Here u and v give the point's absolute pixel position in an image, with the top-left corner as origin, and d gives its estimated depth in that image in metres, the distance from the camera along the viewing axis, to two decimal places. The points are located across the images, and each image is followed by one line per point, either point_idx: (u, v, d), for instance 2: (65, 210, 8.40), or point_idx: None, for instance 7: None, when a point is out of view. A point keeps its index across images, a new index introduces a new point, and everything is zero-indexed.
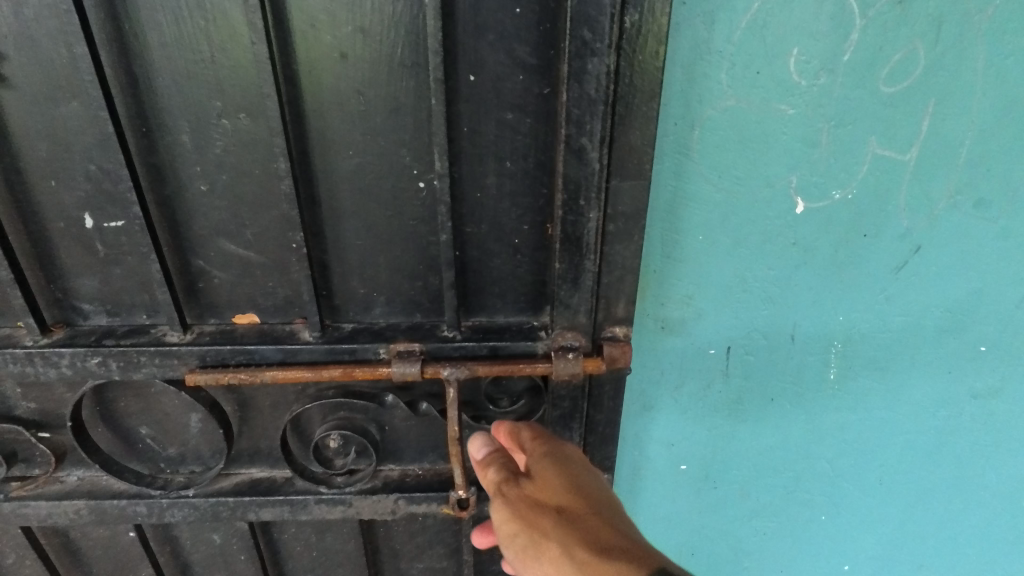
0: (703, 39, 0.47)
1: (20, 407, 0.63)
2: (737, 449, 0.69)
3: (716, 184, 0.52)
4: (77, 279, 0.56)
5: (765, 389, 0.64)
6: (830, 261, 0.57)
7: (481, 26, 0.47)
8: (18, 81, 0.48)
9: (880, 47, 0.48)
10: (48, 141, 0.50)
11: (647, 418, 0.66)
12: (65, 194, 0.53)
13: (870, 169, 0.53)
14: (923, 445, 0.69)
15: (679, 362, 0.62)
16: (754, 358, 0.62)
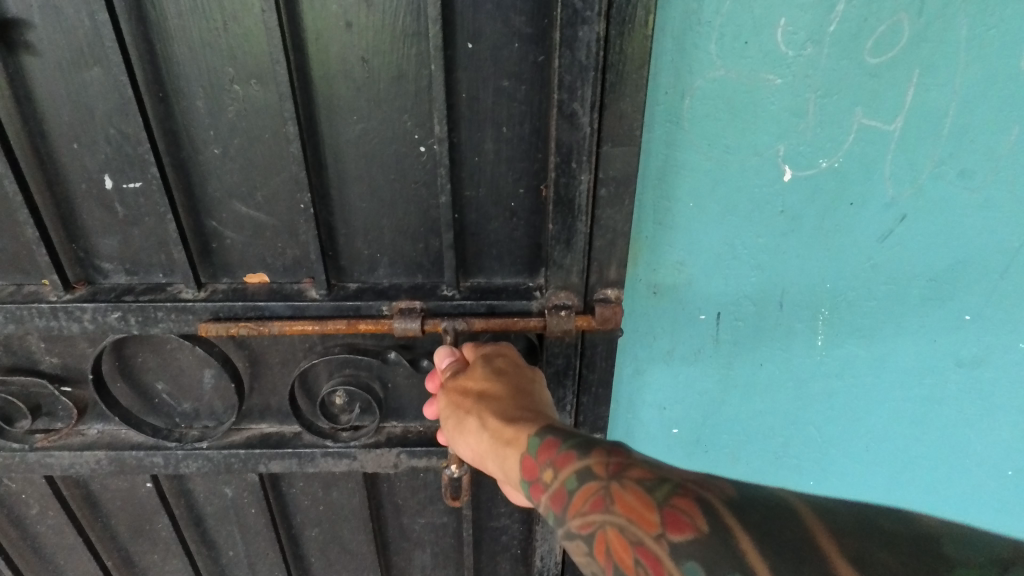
0: (691, 9, 0.48)
1: (44, 362, 0.67)
2: (727, 414, 0.69)
3: (705, 152, 0.53)
4: (99, 238, 0.60)
5: (754, 355, 0.65)
6: (817, 228, 0.57)
7: None
8: (44, 48, 0.51)
9: (865, 18, 0.49)
10: (72, 105, 0.53)
11: (638, 383, 0.67)
12: (87, 157, 0.56)
13: (856, 140, 0.54)
14: (910, 412, 0.69)
15: (671, 326, 0.63)
16: (744, 324, 0.63)
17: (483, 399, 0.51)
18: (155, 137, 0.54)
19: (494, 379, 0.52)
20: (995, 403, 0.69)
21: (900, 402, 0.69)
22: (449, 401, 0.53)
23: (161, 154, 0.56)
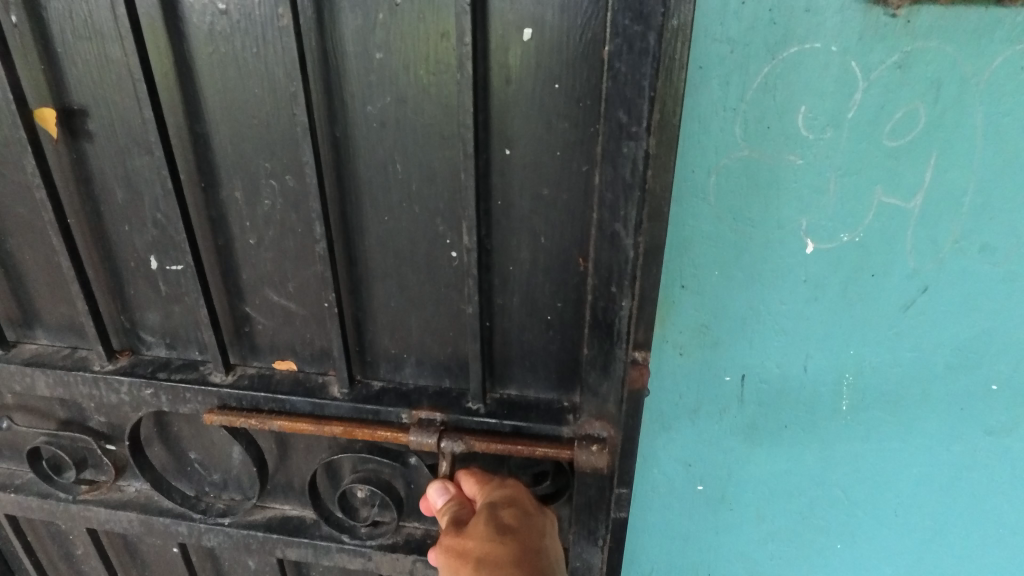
0: (716, 98, 0.51)
1: (92, 419, 0.69)
2: (750, 473, 0.70)
3: (729, 223, 0.56)
4: (145, 312, 0.61)
5: (778, 416, 0.66)
6: (841, 297, 0.58)
7: (519, 99, 0.45)
8: (105, 137, 0.53)
9: (882, 106, 0.50)
10: (126, 189, 0.55)
11: (665, 438, 0.68)
12: (137, 237, 0.57)
13: (876, 216, 0.55)
14: (938, 478, 0.68)
15: (694, 385, 0.65)
16: (767, 386, 0.64)
17: (484, 567, 0.46)
18: (194, 224, 0.55)
19: (500, 540, 0.47)
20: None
21: (926, 469, 0.67)
22: (450, 552, 0.48)
23: (200, 239, 0.56)
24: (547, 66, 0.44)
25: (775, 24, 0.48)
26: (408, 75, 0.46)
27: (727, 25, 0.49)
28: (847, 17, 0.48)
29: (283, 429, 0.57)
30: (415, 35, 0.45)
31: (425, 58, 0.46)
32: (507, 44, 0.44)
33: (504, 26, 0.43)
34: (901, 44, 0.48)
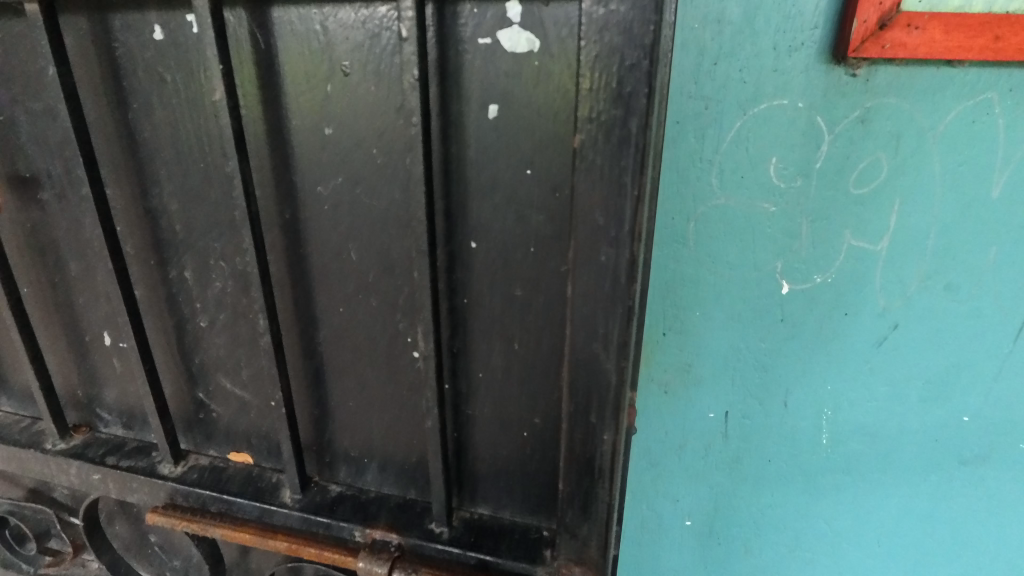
0: (701, 150, 0.76)
1: (58, 491, 0.66)
2: (764, 472, 1.00)
3: (712, 270, 0.84)
4: (106, 388, 0.60)
5: (763, 448, 0.98)
6: (818, 331, 0.88)
7: (486, 182, 0.38)
8: (59, 210, 0.52)
9: (846, 156, 0.74)
10: (79, 262, 0.53)
11: (657, 471, 1.03)
12: (94, 311, 0.56)
13: (846, 258, 0.81)
14: (923, 500, 1.02)
15: (682, 423, 0.97)
16: (749, 421, 0.96)
17: None
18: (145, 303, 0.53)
19: None
20: (954, 448, 0.97)
21: (888, 492, 1.01)
22: None
23: (159, 313, 0.54)
24: (517, 148, 0.37)
25: (745, 83, 0.72)
26: (356, 156, 0.42)
27: (702, 88, 0.72)
28: (809, 77, 0.70)
29: (224, 536, 0.52)
30: (365, 111, 0.41)
31: (381, 137, 0.41)
32: (467, 123, 0.38)
33: (461, 104, 0.37)
34: (862, 100, 0.71)
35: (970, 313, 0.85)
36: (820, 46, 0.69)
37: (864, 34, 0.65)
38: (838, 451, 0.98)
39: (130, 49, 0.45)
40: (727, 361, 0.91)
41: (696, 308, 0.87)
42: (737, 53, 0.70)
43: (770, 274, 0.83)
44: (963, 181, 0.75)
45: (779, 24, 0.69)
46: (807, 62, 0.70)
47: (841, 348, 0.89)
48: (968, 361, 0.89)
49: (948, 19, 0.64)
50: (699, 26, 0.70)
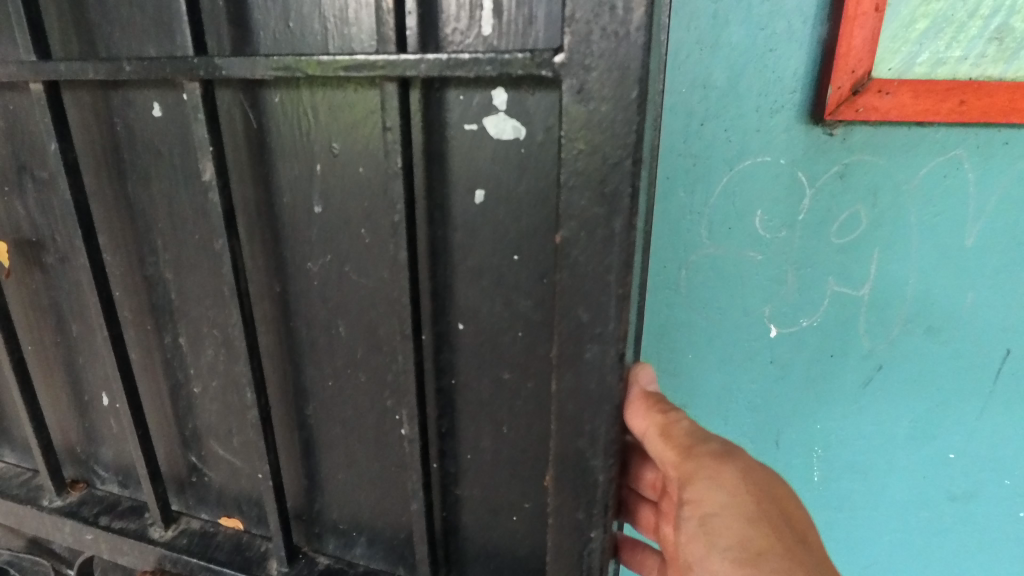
0: (692, 202, 0.81)
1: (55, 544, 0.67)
2: None
3: (704, 313, 0.86)
4: (104, 447, 0.61)
5: None
6: (809, 372, 0.90)
7: (476, 271, 0.40)
8: (65, 276, 0.55)
9: (829, 208, 0.81)
10: (82, 325, 0.56)
11: None
12: (93, 371, 0.58)
13: (832, 300, 0.85)
14: (917, 537, 1.02)
15: None
16: None
17: None
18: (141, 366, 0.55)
19: None
20: (943, 485, 0.98)
21: (885, 526, 1.01)
22: None
23: (155, 371, 0.55)
24: (503, 236, 0.39)
25: (730, 142, 0.78)
26: (346, 233, 0.43)
27: (691, 145, 0.78)
28: (792, 135, 0.77)
29: None
30: (353, 193, 0.41)
31: (368, 216, 0.41)
32: (453, 206, 0.40)
33: (447, 188, 0.39)
34: (841, 157, 0.78)
35: (950, 355, 0.89)
36: (799, 108, 0.76)
37: (839, 98, 0.72)
38: (831, 489, 0.98)
39: (129, 124, 0.47)
40: (720, 402, 0.92)
41: (688, 349, 0.89)
42: (722, 116, 0.77)
43: (758, 318, 0.86)
44: (935, 230, 0.82)
45: (761, 88, 0.75)
46: (788, 123, 0.77)
47: (830, 389, 0.91)
48: (952, 402, 0.92)
49: (916, 86, 0.73)
50: (687, 90, 0.76)
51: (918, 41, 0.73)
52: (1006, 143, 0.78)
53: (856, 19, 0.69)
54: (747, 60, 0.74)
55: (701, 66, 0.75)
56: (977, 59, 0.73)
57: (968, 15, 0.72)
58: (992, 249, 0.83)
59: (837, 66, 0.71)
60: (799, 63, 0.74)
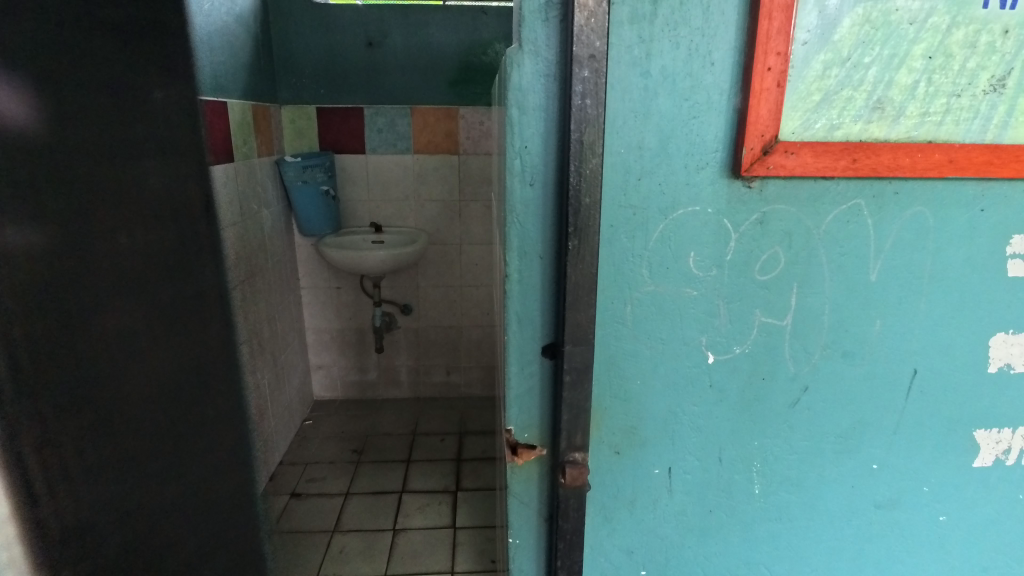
0: (633, 246, 0.92)
1: None
2: (707, 527, 1.09)
3: (649, 344, 0.97)
4: None
5: (705, 500, 1.07)
6: (744, 394, 1.01)
7: None
8: None
9: (752, 250, 0.93)
10: None
11: (608, 529, 1.07)
12: None
13: (760, 329, 0.98)
14: (850, 541, 1.12)
15: (634, 480, 1.05)
16: (690, 477, 1.05)
17: None
18: None
19: None
20: (869, 494, 1.09)
21: (820, 533, 1.11)
22: None
23: None
24: None
25: (664, 194, 0.90)
26: None
27: (630, 197, 0.89)
28: (716, 188, 0.90)
29: None
30: None
31: None
32: None
33: None
34: (759, 207, 0.91)
35: (866, 376, 1.01)
36: (720, 165, 0.89)
37: (752, 157, 0.87)
38: (770, 500, 1.08)
39: None
40: (667, 423, 1.02)
41: (636, 376, 0.99)
42: (656, 172, 0.89)
43: (696, 347, 0.98)
44: (843, 267, 0.95)
45: (687, 149, 0.88)
46: (712, 178, 0.89)
47: (763, 409, 1.02)
48: (870, 418, 1.04)
49: (815, 147, 0.87)
50: (624, 151, 0.87)
51: (816, 110, 0.86)
52: (896, 193, 0.92)
53: (762, 93, 0.84)
54: (674, 126, 0.87)
55: (636, 131, 0.86)
56: (864, 124, 0.87)
57: (854, 90, 0.85)
58: (893, 284, 0.96)
59: (748, 132, 0.85)
60: (718, 128, 0.87)
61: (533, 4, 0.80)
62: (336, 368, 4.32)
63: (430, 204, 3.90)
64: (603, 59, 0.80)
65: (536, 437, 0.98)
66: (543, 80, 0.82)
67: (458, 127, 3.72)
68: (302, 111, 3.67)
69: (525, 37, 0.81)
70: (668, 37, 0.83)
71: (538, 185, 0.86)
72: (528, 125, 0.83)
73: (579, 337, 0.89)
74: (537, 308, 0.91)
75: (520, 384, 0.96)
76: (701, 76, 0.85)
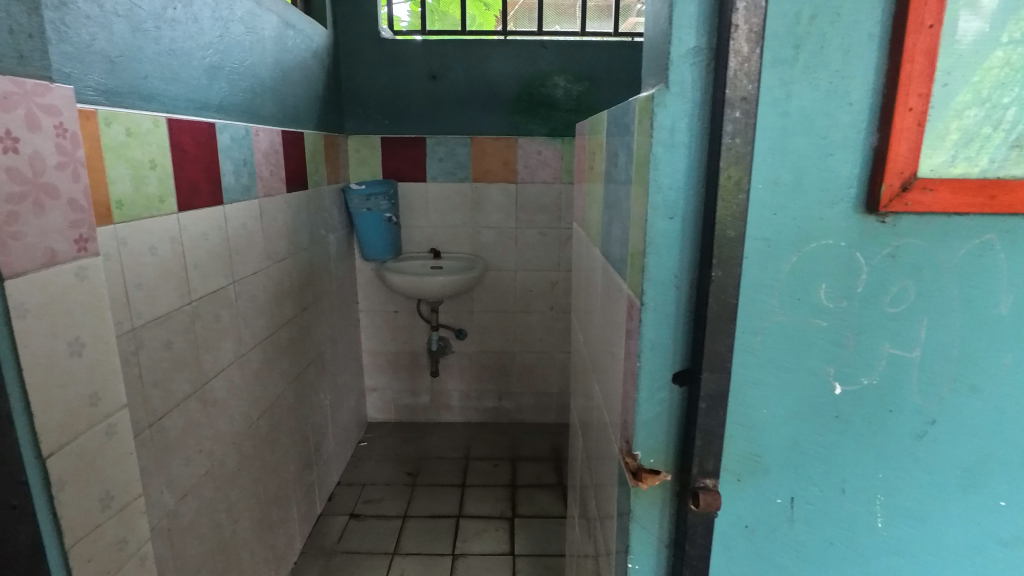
0: (766, 277, 0.94)
1: None
2: (827, 559, 1.09)
3: (777, 373, 0.98)
4: None
5: (826, 531, 1.07)
6: (868, 425, 1.02)
7: None
8: None
9: (882, 282, 0.95)
10: None
11: (727, 556, 1.09)
12: None
13: (887, 360, 0.98)
14: None
15: (756, 508, 1.06)
16: (812, 508, 1.06)
17: None
18: None
19: None
20: (995, 531, 1.08)
21: (942, 569, 1.10)
22: None
23: None
24: None
25: (797, 228, 0.92)
26: None
27: (765, 231, 0.92)
28: (850, 223, 0.92)
29: None
30: None
31: None
32: None
33: None
34: (891, 241, 0.93)
35: (995, 411, 1.01)
36: (855, 201, 0.91)
37: (890, 194, 0.89)
38: (892, 534, 1.08)
39: None
40: (791, 452, 1.03)
41: (762, 404, 1.00)
42: (790, 207, 0.91)
43: (823, 377, 0.99)
44: (973, 301, 0.95)
45: (823, 185, 0.90)
46: (846, 214, 0.92)
47: (888, 440, 1.03)
48: (999, 454, 1.03)
49: (953, 184, 0.89)
50: (762, 186, 0.90)
51: (954, 149, 0.88)
52: None
53: (902, 132, 0.86)
54: (810, 163, 0.90)
55: (773, 168, 0.89)
56: (1001, 162, 0.89)
57: (993, 129, 0.88)
58: None
59: (887, 169, 0.88)
60: (853, 164, 0.90)
61: (682, 49, 0.85)
62: (390, 391, 4.38)
63: (486, 231, 3.96)
64: (754, 101, 0.84)
65: (662, 463, 1.01)
66: (689, 120, 0.87)
67: (517, 156, 3.81)
68: (367, 141, 3.81)
69: (672, 80, 0.86)
70: (808, 80, 0.87)
71: (677, 218, 0.90)
72: (671, 162, 0.88)
73: (717, 365, 0.92)
74: (671, 336, 0.95)
75: (649, 409, 0.99)
76: (838, 116, 0.88)
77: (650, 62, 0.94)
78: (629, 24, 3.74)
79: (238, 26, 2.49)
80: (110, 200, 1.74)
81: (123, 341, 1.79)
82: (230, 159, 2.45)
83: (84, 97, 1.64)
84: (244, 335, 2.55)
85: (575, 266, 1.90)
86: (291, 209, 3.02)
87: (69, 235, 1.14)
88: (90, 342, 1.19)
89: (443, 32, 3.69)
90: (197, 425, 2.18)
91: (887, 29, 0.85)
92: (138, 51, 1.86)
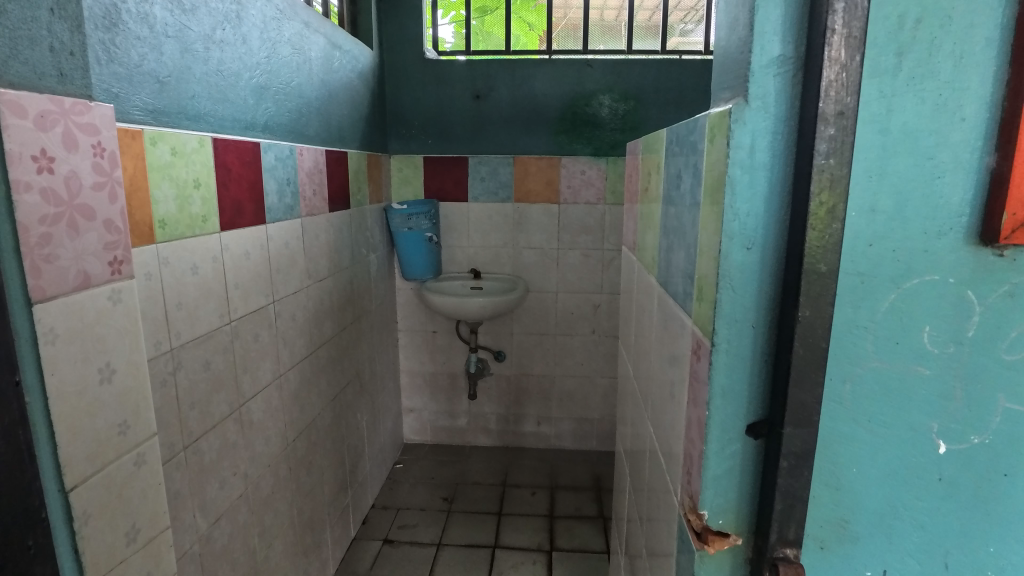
0: (859, 318, 0.79)
1: None
2: None
3: (870, 427, 0.82)
4: None
5: None
6: (980, 495, 0.83)
7: None
8: None
9: (999, 324, 0.77)
10: None
11: None
12: None
13: (1004, 418, 0.79)
14: None
15: None
16: None
17: None
18: None
19: None
20: None
21: None
22: None
23: None
24: None
25: (897, 262, 0.77)
26: None
27: (859, 264, 0.77)
28: (959, 255, 0.75)
29: None
30: None
31: None
32: None
33: None
34: (1009, 276, 0.75)
35: None
36: (967, 231, 0.75)
37: (1013, 224, 0.72)
38: None
39: None
40: (883, 518, 0.86)
41: (851, 463, 0.84)
42: (889, 236, 0.76)
43: (924, 434, 0.82)
44: None
45: (929, 213, 0.75)
46: (955, 245, 0.75)
47: (1004, 513, 0.83)
48: None
49: None
50: (855, 215, 0.76)
51: None
52: None
53: None
54: (913, 188, 0.74)
55: (868, 193, 0.75)
56: None
57: None
58: None
59: (1009, 197, 0.71)
60: (966, 189, 0.73)
61: (764, 59, 0.75)
62: (427, 413, 4.30)
63: (528, 252, 3.87)
64: (851, 116, 0.72)
65: (732, 524, 0.89)
66: (771, 138, 0.76)
67: (560, 176, 3.72)
68: (410, 161, 3.79)
69: (752, 93, 0.75)
70: (912, 92, 0.72)
71: (756, 249, 0.79)
72: (750, 185, 0.77)
73: (802, 419, 0.80)
74: (746, 381, 0.83)
75: (719, 465, 0.87)
76: (947, 133, 0.73)
77: (725, 74, 0.84)
78: (673, 42, 3.62)
79: (285, 47, 2.50)
80: (153, 220, 1.73)
81: (161, 363, 1.76)
82: (274, 178, 2.44)
83: (131, 117, 1.63)
84: (283, 355, 2.51)
85: (626, 292, 1.78)
86: (332, 229, 3.00)
87: (103, 257, 1.10)
88: (122, 368, 1.14)
89: (487, 52, 3.66)
90: (233, 447, 2.14)
91: (1010, 31, 0.70)
92: (186, 71, 1.86)
